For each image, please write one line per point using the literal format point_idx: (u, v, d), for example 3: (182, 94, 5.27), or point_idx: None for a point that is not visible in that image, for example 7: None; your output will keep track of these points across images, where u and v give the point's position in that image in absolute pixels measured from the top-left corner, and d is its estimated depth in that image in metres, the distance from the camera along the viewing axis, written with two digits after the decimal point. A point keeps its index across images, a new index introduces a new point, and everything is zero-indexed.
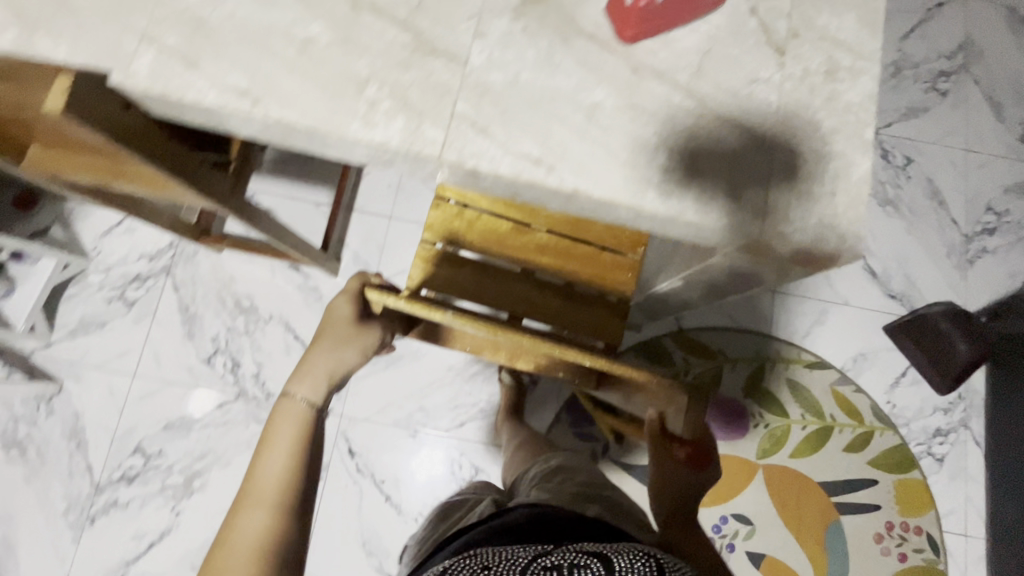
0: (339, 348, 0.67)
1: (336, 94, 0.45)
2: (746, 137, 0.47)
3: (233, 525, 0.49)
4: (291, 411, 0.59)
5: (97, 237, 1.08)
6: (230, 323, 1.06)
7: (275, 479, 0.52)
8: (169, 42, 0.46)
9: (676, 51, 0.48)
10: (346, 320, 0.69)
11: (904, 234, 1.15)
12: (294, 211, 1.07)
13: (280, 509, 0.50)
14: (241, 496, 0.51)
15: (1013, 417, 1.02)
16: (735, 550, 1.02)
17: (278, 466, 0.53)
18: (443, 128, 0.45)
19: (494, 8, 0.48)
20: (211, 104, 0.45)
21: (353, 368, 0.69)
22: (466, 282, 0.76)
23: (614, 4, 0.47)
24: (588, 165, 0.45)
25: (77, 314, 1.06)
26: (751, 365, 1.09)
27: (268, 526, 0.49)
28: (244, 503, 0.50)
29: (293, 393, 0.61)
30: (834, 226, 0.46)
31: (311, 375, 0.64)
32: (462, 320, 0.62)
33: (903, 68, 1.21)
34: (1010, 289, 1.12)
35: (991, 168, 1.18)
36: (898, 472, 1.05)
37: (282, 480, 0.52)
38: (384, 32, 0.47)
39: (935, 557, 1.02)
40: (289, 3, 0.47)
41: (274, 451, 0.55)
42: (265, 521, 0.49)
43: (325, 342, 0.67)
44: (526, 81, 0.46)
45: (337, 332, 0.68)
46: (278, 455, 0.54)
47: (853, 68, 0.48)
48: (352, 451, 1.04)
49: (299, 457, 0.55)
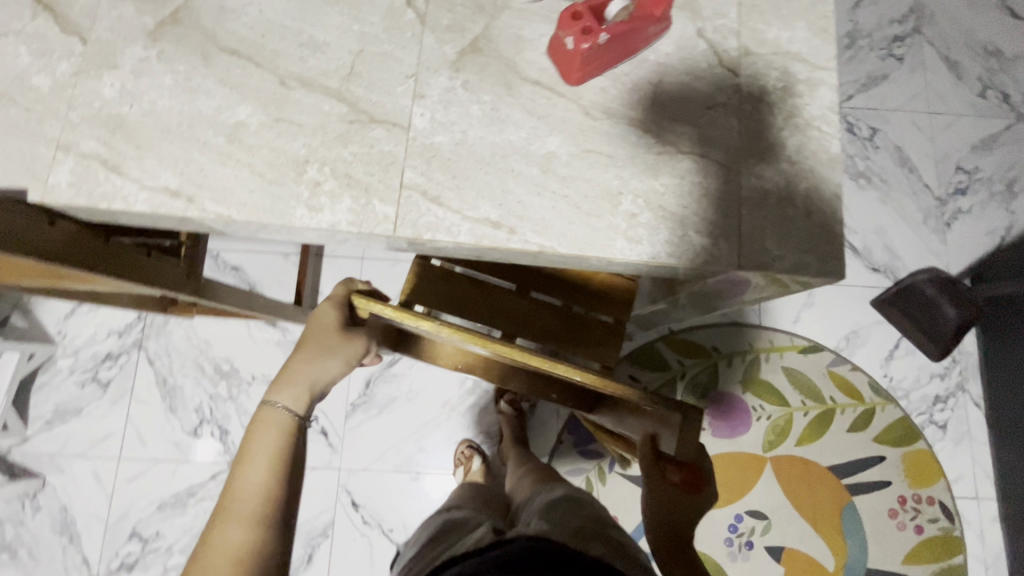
0: (323, 357, 0.58)
1: (276, 180, 0.43)
2: (711, 166, 0.45)
3: (210, 540, 0.45)
4: (271, 421, 0.53)
5: (61, 319, 1.03)
6: (212, 390, 1.02)
7: (256, 492, 0.48)
8: (89, 147, 0.43)
9: (625, 86, 0.46)
10: (333, 326, 0.60)
11: (880, 205, 1.15)
12: (262, 266, 1.03)
13: (260, 528, 0.46)
14: (221, 507, 0.47)
15: (1009, 376, 1.02)
16: (754, 546, 1.01)
17: (260, 478, 0.49)
18: (393, 202, 0.43)
19: (431, 65, 0.45)
20: (142, 209, 0.42)
21: (336, 381, 0.59)
22: (452, 302, 0.68)
23: (556, 47, 0.45)
24: (550, 221, 0.43)
25: (51, 403, 1.01)
26: (746, 357, 1.09)
27: (247, 546, 0.45)
28: (225, 514, 0.46)
29: (274, 402, 0.54)
30: (811, 248, 0.44)
31: (294, 382, 0.56)
32: (451, 330, 0.54)
33: (857, 39, 1.21)
34: (990, 247, 1.12)
35: (957, 127, 1.17)
36: (905, 445, 1.05)
37: (266, 493, 0.48)
38: (318, 106, 0.44)
39: (951, 525, 1.02)
40: (213, 88, 0.44)
41: (255, 459, 0.50)
42: (243, 537, 0.45)
43: (309, 347, 0.58)
44: (474, 140, 0.44)
45: (323, 338, 0.59)
46: (260, 464, 0.50)
47: (810, 80, 0.47)
48: (356, 503, 1.01)
49: (281, 469, 0.50)
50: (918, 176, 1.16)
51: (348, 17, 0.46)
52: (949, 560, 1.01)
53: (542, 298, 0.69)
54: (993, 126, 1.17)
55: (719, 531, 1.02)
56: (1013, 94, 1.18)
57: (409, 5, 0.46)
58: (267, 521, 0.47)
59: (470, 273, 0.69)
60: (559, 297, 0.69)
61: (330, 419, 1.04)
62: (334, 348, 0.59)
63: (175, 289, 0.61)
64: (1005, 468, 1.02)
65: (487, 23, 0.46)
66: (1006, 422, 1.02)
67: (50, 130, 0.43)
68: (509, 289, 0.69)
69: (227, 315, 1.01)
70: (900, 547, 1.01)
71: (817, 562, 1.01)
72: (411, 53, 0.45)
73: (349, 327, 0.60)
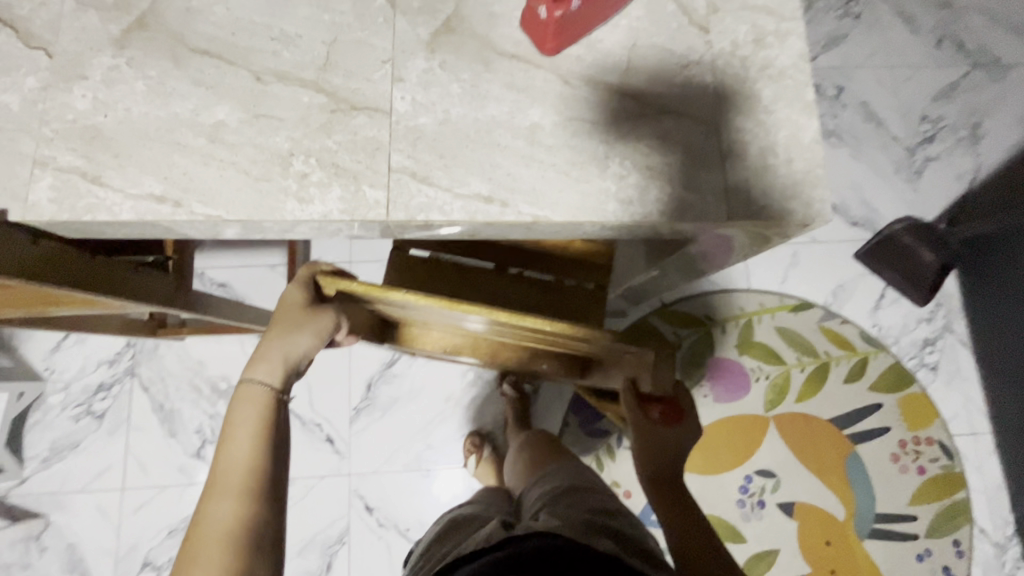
0: (290, 332, 0.54)
1: (262, 175, 0.42)
2: (692, 123, 0.46)
3: (203, 513, 0.44)
4: (250, 398, 0.51)
5: (48, 355, 1.01)
6: (211, 410, 1.01)
7: (244, 464, 0.47)
8: (67, 161, 0.42)
9: (600, 53, 0.46)
10: (299, 305, 0.57)
11: (852, 160, 1.17)
12: (250, 280, 1.02)
13: (252, 495, 0.46)
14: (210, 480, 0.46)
15: (991, 313, 1.05)
16: (766, 505, 1.03)
17: (247, 451, 0.48)
18: (384, 186, 0.43)
19: (406, 49, 0.45)
20: (129, 217, 0.41)
21: (310, 354, 0.56)
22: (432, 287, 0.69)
23: (529, 19, 0.45)
24: (541, 191, 0.43)
25: (46, 441, 0.99)
26: (740, 322, 1.10)
27: (241, 516, 0.44)
28: (213, 491, 0.45)
29: (249, 378, 0.52)
30: (799, 192, 0.45)
31: (265, 356, 0.53)
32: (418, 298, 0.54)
33: (814, 2, 1.24)
34: (961, 191, 1.15)
35: (918, 78, 1.20)
36: (900, 390, 1.08)
37: (253, 466, 0.47)
38: (297, 99, 0.44)
39: (951, 463, 1.05)
40: (188, 90, 0.43)
41: (240, 435, 0.49)
42: (236, 510, 0.44)
43: (275, 324, 0.55)
44: (458, 118, 0.44)
45: (288, 317, 0.56)
46: (243, 440, 0.48)
47: (778, 31, 0.47)
48: (369, 507, 1.01)
49: (268, 441, 0.49)
50: (886, 129, 1.19)
51: (318, 8, 0.46)
52: (954, 498, 1.04)
53: (530, 275, 0.71)
54: (953, 73, 1.20)
55: (731, 494, 1.03)
56: (968, 41, 1.21)
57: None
58: (259, 495, 0.46)
59: (453, 260, 0.70)
60: (543, 273, 0.71)
61: (335, 426, 1.03)
62: (303, 322, 0.56)
63: (168, 304, 0.61)
64: (997, 402, 1.05)
65: (458, 2, 0.46)
66: (994, 357, 1.05)
67: (25, 147, 0.42)
68: (490, 269, 0.70)
69: (218, 333, 1.00)
70: (906, 490, 1.04)
71: (829, 514, 1.03)
72: (385, 38, 0.45)
73: (315, 304, 0.57)
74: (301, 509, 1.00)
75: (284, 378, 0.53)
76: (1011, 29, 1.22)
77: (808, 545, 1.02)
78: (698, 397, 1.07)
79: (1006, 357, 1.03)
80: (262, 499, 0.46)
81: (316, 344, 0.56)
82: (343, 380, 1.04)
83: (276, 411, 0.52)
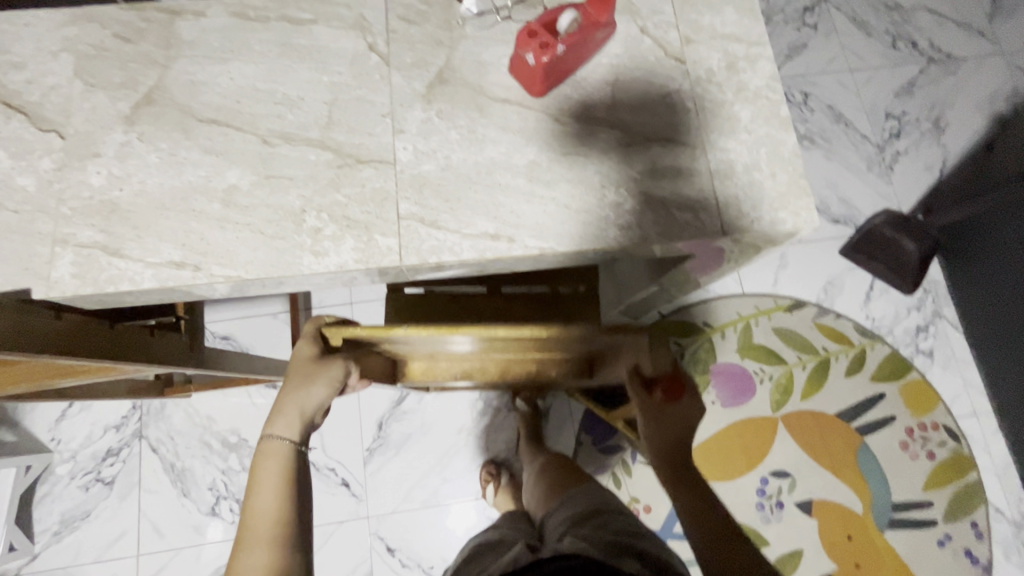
0: (301, 387, 0.55)
1: (277, 233, 0.44)
2: (678, 147, 0.49)
3: (235, 566, 0.45)
4: (273, 455, 0.52)
5: (54, 425, 1.00)
6: (224, 465, 1.00)
7: (272, 513, 0.48)
8: (87, 237, 0.43)
9: (586, 90, 0.49)
10: (309, 360, 0.57)
11: (826, 161, 1.22)
12: (254, 330, 1.02)
13: (283, 544, 0.46)
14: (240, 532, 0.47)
15: (976, 295, 1.09)
16: (785, 506, 1.04)
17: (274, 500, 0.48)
18: (395, 233, 0.45)
19: (404, 102, 0.48)
20: (151, 285, 0.43)
21: (327, 405, 0.57)
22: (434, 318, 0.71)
23: (517, 65, 0.48)
24: (544, 224, 0.46)
25: (55, 514, 0.97)
26: (737, 327, 1.13)
27: (273, 563, 0.45)
28: (244, 543, 0.46)
29: (271, 434, 0.53)
30: (786, 203, 0.48)
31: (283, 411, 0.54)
32: (416, 330, 0.55)
33: (772, 16, 1.30)
34: (932, 181, 1.20)
35: (878, 78, 1.27)
36: (899, 378, 1.11)
37: (281, 516, 0.48)
38: (305, 157, 0.46)
39: (958, 445, 1.07)
40: (200, 158, 0.45)
41: (265, 486, 0.50)
42: (270, 559, 0.45)
43: (290, 380, 0.55)
44: (459, 162, 0.47)
45: (299, 371, 0.56)
46: (267, 490, 0.49)
47: (748, 55, 0.51)
48: (391, 548, 1.00)
49: (294, 490, 0.50)
50: (854, 128, 1.24)
51: (316, 71, 0.48)
52: (965, 481, 1.05)
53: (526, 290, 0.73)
54: (910, 71, 1.27)
55: (748, 498, 1.04)
56: (920, 40, 1.28)
57: (373, 51, 0.49)
58: (287, 543, 0.47)
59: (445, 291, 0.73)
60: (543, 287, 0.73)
61: (349, 469, 1.02)
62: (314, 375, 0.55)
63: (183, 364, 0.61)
64: (996, 381, 1.08)
65: (448, 54, 0.49)
66: (985, 338, 1.09)
67: (44, 228, 0.43)
68: (482, 293, 0.72)
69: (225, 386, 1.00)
70: (918, 477, 1.06)
71: (847, 508, 1.04)
72: (382, 93, 0.48)
73: (322, 355, 0.58)
74: (322, 558, 0.98)
75: (300, 431, 0.54)
76: (957, 27, 1.29)
77: (831, 542, 1.02)
78: (706, 404, 1.08)
79: (1000, 337, 1.06)
80: (291, 547, 0.47)
81: (331, 394, 0.56)
82: (354, 421, 1.04)
83: (300, 464, 0.53)
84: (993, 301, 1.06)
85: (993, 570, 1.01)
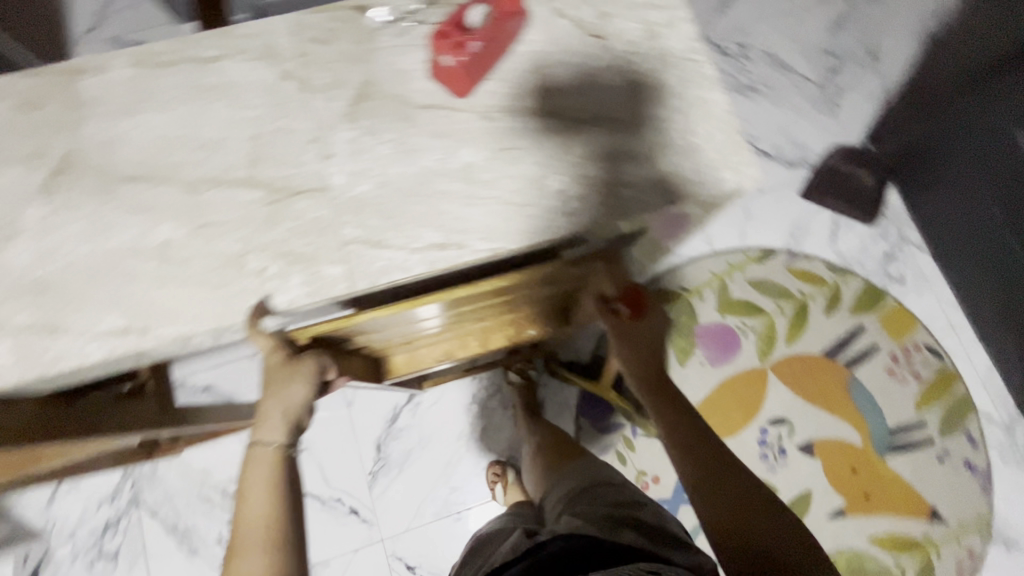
0: (281, 388, 0.52)
1: (220, 282, 0.43)
2: (614, 124, 0.48)
3: None
4: (261, 463, 0.49)
5: (46, 508, 0.97)
6: (227, 516, 0.98)
7: (260, 522, 0.45)
8: (22, 320, 0.42)
9: (511, 82, 0.49)
10: (280, 363, 0.53)
11: (772, 108, 1.23)
12: (232, 375, 1.00)
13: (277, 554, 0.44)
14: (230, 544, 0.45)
15: (933, 216, 1.11)
16: (788, 451, 1.06)
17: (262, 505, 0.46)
18: (341, 261, 0.43)
19: (328, 124, 0.47)
20: (98, 358, 0.41)
21: (310, 404, 0.54)
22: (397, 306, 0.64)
23: (436, 67, 0.47)
24: (491, 225, 0.45)
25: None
26: (714, 286, 1.14)
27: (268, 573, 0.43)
28: (234, 553, 0.44)
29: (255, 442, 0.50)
30: (724, 163, 0.48)
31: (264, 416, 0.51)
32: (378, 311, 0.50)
33: None
34: (876, 110, 1.22)
35: (810, 18, 1.28)
36: (876, 308, 1.13)
37: (271, 522, 0.45)
38: (236, 199, 0.45)
39: (942, 363, 1.10)
40: (126, 217, 0.44)
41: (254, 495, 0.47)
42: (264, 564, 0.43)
43: (267, 382, 0.52)
44: (395, 177, 0.46)
45: (273, 374, 0.53)
46: (257, 499, 0.46)
47: (666, 21, 0.51)
48: (411, 566, 0.99)
49: (283, 496, 0.47)
50: (794, 72, 1.25)
51: (233, 110, 0.47)
52: (955, 396, 1.08)
53: None
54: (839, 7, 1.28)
55: (752, 450, 1.05)
56: None
57: (289, 78, 0.48)
58: (286, 550, 0.45)
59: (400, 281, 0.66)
60: None
61: (355, 496, 1.01)
62: (288, 375, 0.52)
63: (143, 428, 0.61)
64: (966, 295, 1.10)
65: (366, 69, 0.48)
66: (949, 256, 1.11)
67: None
68: None
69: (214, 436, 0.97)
70: (909, 399, 1.08)
71: (848, 443, 1.06)
72: (305, 119, 0.47)
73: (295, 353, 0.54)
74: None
75: (289, 433, 0.51)
76: None
77: (838, 479, 1.04)
78: (696, 367, 1.10)
79: (961, 251, 1.07)
80: (289, 554, 0.45)
81: (311, 392, 0.54)
82: (352, 448, 1.03)
83: (291, 472, 0.50)
84: (948, 217, 1.07)
85: (993, 476, 1.05)
